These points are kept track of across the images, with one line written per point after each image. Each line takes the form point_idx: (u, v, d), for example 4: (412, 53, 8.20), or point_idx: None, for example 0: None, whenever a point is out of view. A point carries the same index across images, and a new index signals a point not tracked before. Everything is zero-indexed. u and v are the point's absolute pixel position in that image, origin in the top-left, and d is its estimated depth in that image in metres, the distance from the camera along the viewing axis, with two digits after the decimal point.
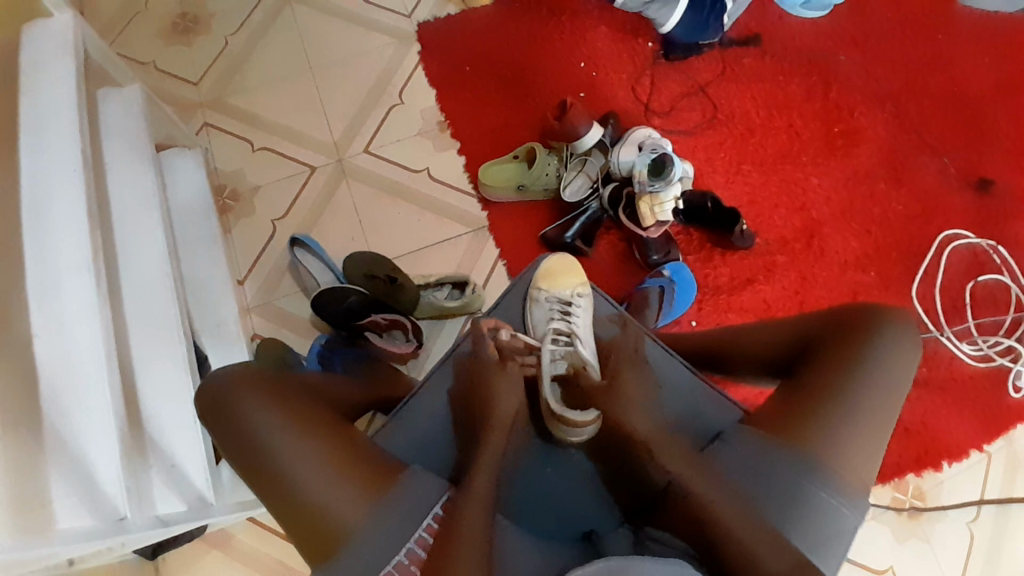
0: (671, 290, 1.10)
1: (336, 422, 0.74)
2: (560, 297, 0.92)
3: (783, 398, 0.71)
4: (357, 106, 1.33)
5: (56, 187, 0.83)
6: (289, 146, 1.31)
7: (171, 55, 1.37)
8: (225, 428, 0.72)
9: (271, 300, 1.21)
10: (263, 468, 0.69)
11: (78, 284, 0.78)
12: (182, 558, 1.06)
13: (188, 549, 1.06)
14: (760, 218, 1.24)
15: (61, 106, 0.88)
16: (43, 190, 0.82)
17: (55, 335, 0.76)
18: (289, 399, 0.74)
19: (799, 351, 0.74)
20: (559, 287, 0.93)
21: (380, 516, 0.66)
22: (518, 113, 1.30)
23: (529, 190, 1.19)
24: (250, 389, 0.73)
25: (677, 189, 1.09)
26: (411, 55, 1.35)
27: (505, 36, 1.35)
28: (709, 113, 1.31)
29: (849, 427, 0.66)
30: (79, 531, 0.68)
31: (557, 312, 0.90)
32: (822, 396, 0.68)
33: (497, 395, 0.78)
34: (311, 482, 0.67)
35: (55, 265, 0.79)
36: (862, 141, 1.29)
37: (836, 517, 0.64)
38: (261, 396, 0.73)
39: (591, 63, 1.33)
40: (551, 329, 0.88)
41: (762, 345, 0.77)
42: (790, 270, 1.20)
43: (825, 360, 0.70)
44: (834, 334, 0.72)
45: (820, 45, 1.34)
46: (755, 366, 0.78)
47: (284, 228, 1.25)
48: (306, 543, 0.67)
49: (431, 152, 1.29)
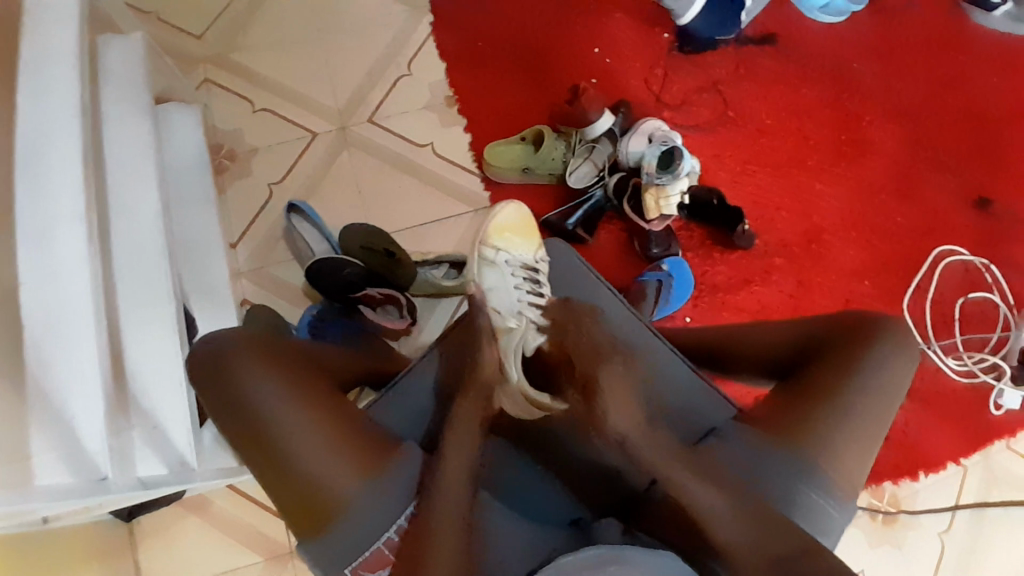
0: (668, 284, 1.09)
1: (331, 393, 0.73)
2: (520, 262, 0.93)
3: (779, 397, 0.71)
4: (364, 74, 1.30)
5: (53, 130, 0.80)
6: (290, 109, 1.27)
7: (174, 4, 1.32)
8: (217, 391, 0.71)
9: (264, 266, 1.18)
10: (255, 435, 0.68)
11: (72, 233, 0.76)
12: (157, 522, 1.04)
13: (165, 513, 1.05)
14: (762, 219, 1.24)
15: (62, 48, 0.85)
16: (40, 132, 0.79)
17: (45, 284, 0.73)
18: (285, 365, 0.72)
19: (799, 353, 0.74)
20: (520, 250, 0.94)
21: (373, 489, 0.65)
22: (528, 93, 1.28)
23: (534, 173, 1.17)
24: (245, 352, 0.72)
25: (683, 184, 1.09)
26: (422, 26, 1.32)
27: (521, 14, 1.32)
28: (719, 109, 1.30)
29: (844, 431, 0.67)
30: (59, 489, 0.66)
31: (525, 281, 0.91)
32: (819, 399, 0.68)
33: (481, 353, 0.82)
34: (304, 452, 0.66)
35: (48, 211, 0.76)
36: (868, 150, 1.29)
37: (824, 518, 0.65)
38: (256, 361, 0.71)
39: (605, 48, 1.31)
40: (517, 301, 0.90)
41: (762, 344, 0.77)
42: (787, 272, 1.21)
43: (824, 364, 0.70)
44: (835, 338, 0.72)
45: (835, 50, 1.33)
46: (750, 366, 0.78)
47: (281, 194, 1.22)
48: (292, 509, 0.66)
49: (436, 127, 1.27)
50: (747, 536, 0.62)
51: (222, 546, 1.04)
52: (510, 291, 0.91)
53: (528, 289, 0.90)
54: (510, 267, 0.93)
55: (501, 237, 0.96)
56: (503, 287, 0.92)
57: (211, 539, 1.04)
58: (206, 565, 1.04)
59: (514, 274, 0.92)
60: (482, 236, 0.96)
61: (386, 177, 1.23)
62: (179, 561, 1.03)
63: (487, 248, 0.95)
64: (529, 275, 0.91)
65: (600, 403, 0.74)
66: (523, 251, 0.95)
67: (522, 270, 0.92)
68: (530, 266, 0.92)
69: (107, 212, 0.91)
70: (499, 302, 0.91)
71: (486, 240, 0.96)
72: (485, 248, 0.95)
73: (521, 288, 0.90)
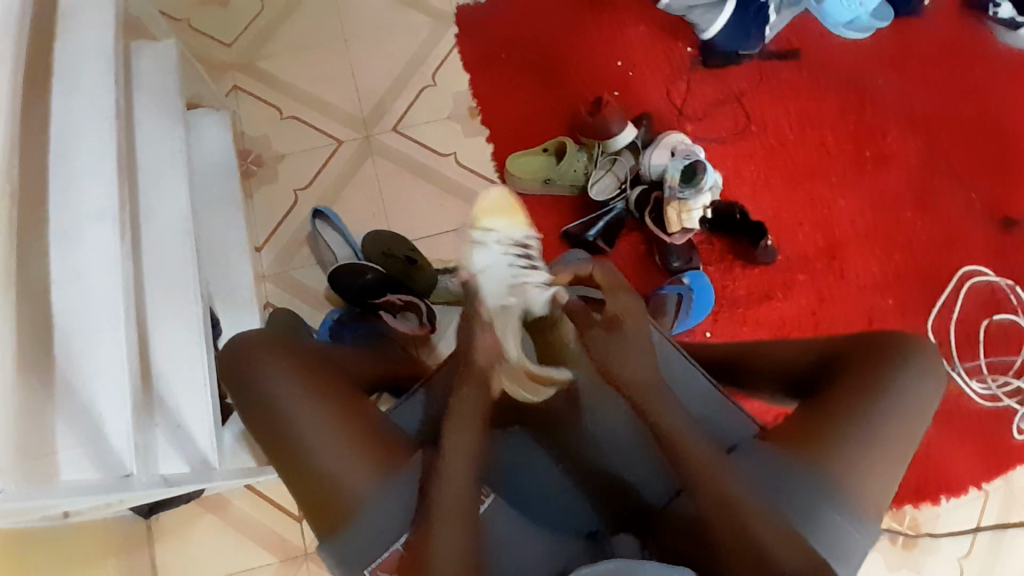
0: (689, 298, 1.10)
1: (351, 394, 0.73)
2: (511, 239, 0.97)
3: (801, 415, 0.70)
4: (389, 83, 1.32)
5: (85, 134, 0.82)
6: (316, 116, 1.30)
7: (205, 13, 1.35)
8: (240, 390, 0.72)
9: (287, 270, 1.20)
10: (277, 435, 0.69)
11: (101, 234, 0.78)
12: (176, 519, 1.06)
13: (184, 511, 1.06)
14: (783, 234, 1.23)
15: (98, 55, 0.87)
16: (72, 136, 0.81)
17: (73, 284, 0.75)
18: (307, 366, 0.73)
19: (822, 369, 0.73)
20: (508, 229, 0.99)
21: (386, 492, 0.66)
22: (550, 104, 1.29)
23: (555, 184, 1.18)
24: (268, 353, 0.73)
25: (706, 198, 1.09)
26: (446, 37, 1.34)
27: (544, 26, 1.34)
28: (741, 123, 1.30)
29: (868, 452, 0.66)
30: (83, 484, 0.67)
31: (517, 255, 0.95)
32: (843, 418, 0.67)
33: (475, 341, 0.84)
34: (324, 453, 0.67)
35: (78, 213, 0.78)
36: (891, 166, 1.28)
37: (846, 539, 0.64)
38: (279, 361, 0.72)
39: (628, 61, 1.32)
40: (510, 274, 0.93)
41: (785, 360, 0.76)
42: (808, 288, 1.20)
43: (848, 383, 0.70)
44: (860, 356, 0.71)
45: (858, 66, 1.33)
46: (770, 383, 0.78)
47: (306, 199, 1.24)
48: (313, 508, 0.67)
49: (458, 137, 1.28)
50: (761, 550, 0.62)
51: (238, 545, 1.05)
52: (502, 267, 0.94)
53: (521, 261, 0.94)
54: (500, 245, 0.96)
55: (487, 219, 1.01)
56: (497, 263, 0.94)
57: (228, 538, 1.05)
58: (222, 564, 1.05)
59: (505, 249, 0.96)
60: (471, 223, 1.01)
61: (408, 184, 1.25)
62: (196, 559, 1.05)
63: (477, 231, 0.99)
64: (519, 249, 0.96)
65: (634, 393, 0.76)
66: (510, 228, 0.99)
67: (513, 246, 0.96)
68: (518, 242, 0.97)
69: (137, 213, 0.93)
70: (492, 279, 0.92)
71: (475, 225, 1.00)
72: (474, 231, 0.99)
73: (514, 263, 0.94)
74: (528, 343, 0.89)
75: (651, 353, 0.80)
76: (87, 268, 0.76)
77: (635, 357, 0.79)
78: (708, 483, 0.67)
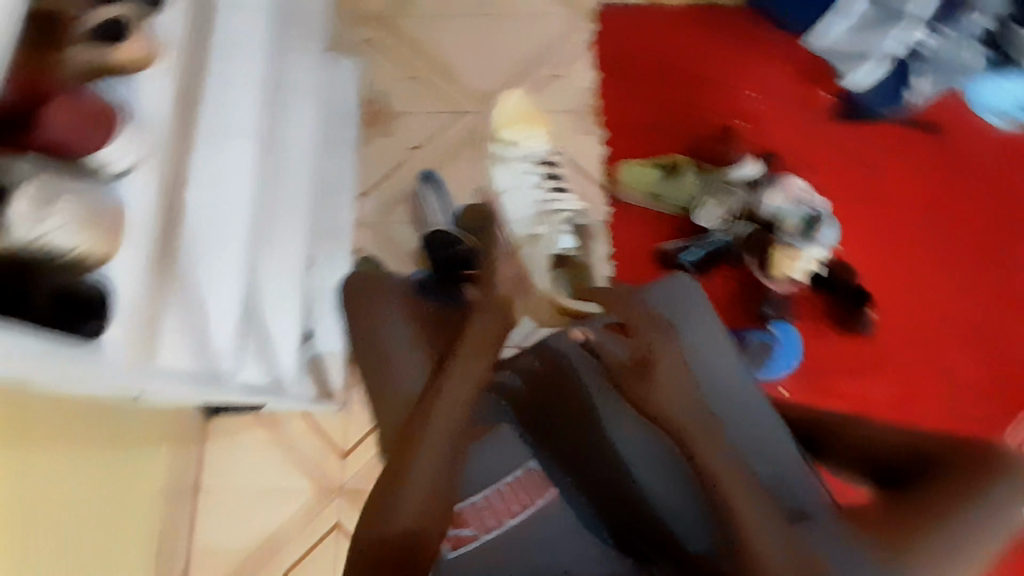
0: (773, 347, 1.09)
1: (440, 336, 0.75)
2: (534, 157, 1.16)
3: (893, 506, 0.65)
4: (520, 66, 1.33)
5: (244, 41, 0.82)
6: (444, 83, 1.32)
7: None
8: (354, 314, 0.76)
9: (384, 222, 1.24)
10: (371, 360, 0.74)
11: (242, 145, 0.80)
12: (230, 427, 1.11)
13: (241, 421, 1.11)
14: (883, 310, 1.18)
15: None
16: (232, 41, 0.82)
17: (209, 186, 0.77)
18: (417, 307, 0.76)
19: (916, 463, 0.68)
20: (528, 143, 1.17)
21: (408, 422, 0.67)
22: (673, 121, 1.27)
23: (662, 202, 1.17)
24: (384, 288, 0.76)
25: (818, 251, 1.07)
26: (586, 33, 1.33)
27: (685, 43, 1.32)
28: (865, 186, 1.24)
29: (954, 560, 0.60)
30: (179, 370, 0.70)
31: (542, 175, 1.16)
32: (932, 515, 0.62)
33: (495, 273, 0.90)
34: (401, 376, 0.72)
35: (226, 119, 0.80)
36: (1015, 268, 1.20)
37: None
38: (398, 299, 0.76)
39: (762, 96, 1.29)
40: (536, 192, 1.15)
41: (882, 443, 0.71)
42: (894, 371, 1.15)
43: (942, 484, 0.65)
44: (967, 457, 0.66)
45: (1005, 156, 1.25)
46: (863, 465, 0.72)
47: (416, 159, 1.27)
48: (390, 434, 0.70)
49: (575, 133, 1.28)
50: None
51: (279, 466, 1.10)
52: (526, 187, 1.15)
53: (545, 180, 1.15)
54: (522, 161, 1.16)
55: (510, 132, 1.18)
56: (522, 186, 1.15)
57: (272, 457, 1.10)
58: (260, 480, 1.09)
59: (528, 168, 1.16)
60: (495, 137, 1.19)
61: None
62: (238, 468, 1.09)
63: (500, 144, 1.18)
64: (543, 168, 1.16)
65: (666, 414, 0.64)
66: (531, 144, 1.17)
67: (536, 162, 1.16)
68: (540, 158, 1.16)
69: (273, 137, 0.97)
70: (516, 198, 1.15)
71: (497, 136, 1.19)
72: (498, 148, 1.18)
73: (539, 185, 1.15)
74: (563, 280, 1.07)
75: (686, 376, 0.67)
76: (221, 175, 0.78)
77: (665, 380, 0.65)
78: (754, 529, 0.56)
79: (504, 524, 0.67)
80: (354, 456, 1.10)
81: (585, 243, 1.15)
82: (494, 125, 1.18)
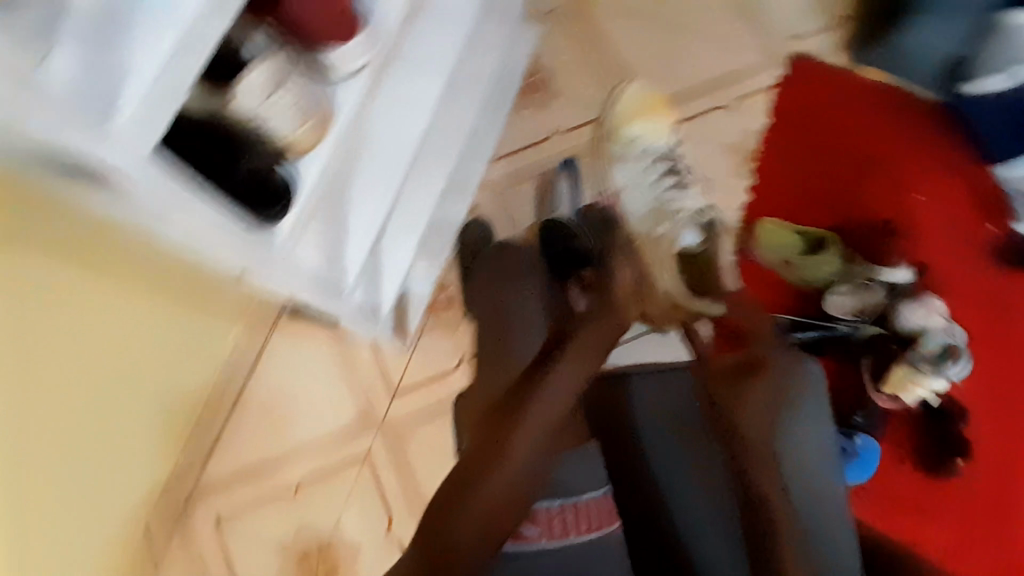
0: (851, 455, 1.04)
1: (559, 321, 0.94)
2: (655, 155, 1.08)
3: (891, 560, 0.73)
4: (694, 85, 1.25)
5: None
6: (613, 76, 1.26)
7: None
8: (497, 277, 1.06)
9: (506, 190, 1.21)
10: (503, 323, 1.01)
11: (430, 81, 0.81)
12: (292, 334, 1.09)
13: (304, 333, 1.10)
14: (974, 465, 1.10)
15: None
16: None
17: (386, 110, 0.78)
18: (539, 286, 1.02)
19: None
20: (650, 139, 1.10)
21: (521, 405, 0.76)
22: (826, 196, 1.20)
23: (791, 273, 1.10)
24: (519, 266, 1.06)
25: (939, 384, 1.03)
26: (770, 74, 1.24)
27: (868, 120, 1.23)
28: (1002, 334, 1.15)
29: None
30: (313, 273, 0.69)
31: (662, 173, 1.08)
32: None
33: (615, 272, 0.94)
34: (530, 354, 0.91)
35: (423, 53, 0.81)
36: None
37: None
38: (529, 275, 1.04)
39: (927, 203, 1.20)
40: (654, 189, 1.05)
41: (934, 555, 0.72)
42: (960, 526, 1.08)
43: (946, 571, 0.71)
44: None
45: None
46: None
47: (557, 142, 1.23)
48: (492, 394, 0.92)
49: (726, 171, 1.20)
50: None
51: (329, 384, 1.07)
52: (645, 187, 1.06)
53: (665, 178, 1.06)
54: (644, 158, 1.08)
55: (629, 126, 1.11)
56: (639, 185, 1.07)
57: (328, 371, 1.08)
58: (300, 395, 1.06)
59: (649, 165, 1.08)
60: (613, 132, 1.12)
61: None
62: (290, 371, 1.07)
63: (619, 141, 1.11)
64: (664, 167, 1.08)
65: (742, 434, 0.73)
66: (655, 141, 1.10)
67: (659, 162, 1.08)
68: (665, 159, 1.08)
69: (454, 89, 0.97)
70: (633, 198, 1.07)
71: (616, 133, 1.12)
72: (618, 141, 1.11)
73: (659, 183, 1.06)
74: (682, 276, 0.91)
75: (773, 417, 0.74)
76: (393, 108, 0.78)
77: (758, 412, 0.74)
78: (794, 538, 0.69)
79: (569, 535, 0.75)
80: (403, 402, 1.08)
81: (712, 241, 0.99)
82: (612, 118, 1.12)
